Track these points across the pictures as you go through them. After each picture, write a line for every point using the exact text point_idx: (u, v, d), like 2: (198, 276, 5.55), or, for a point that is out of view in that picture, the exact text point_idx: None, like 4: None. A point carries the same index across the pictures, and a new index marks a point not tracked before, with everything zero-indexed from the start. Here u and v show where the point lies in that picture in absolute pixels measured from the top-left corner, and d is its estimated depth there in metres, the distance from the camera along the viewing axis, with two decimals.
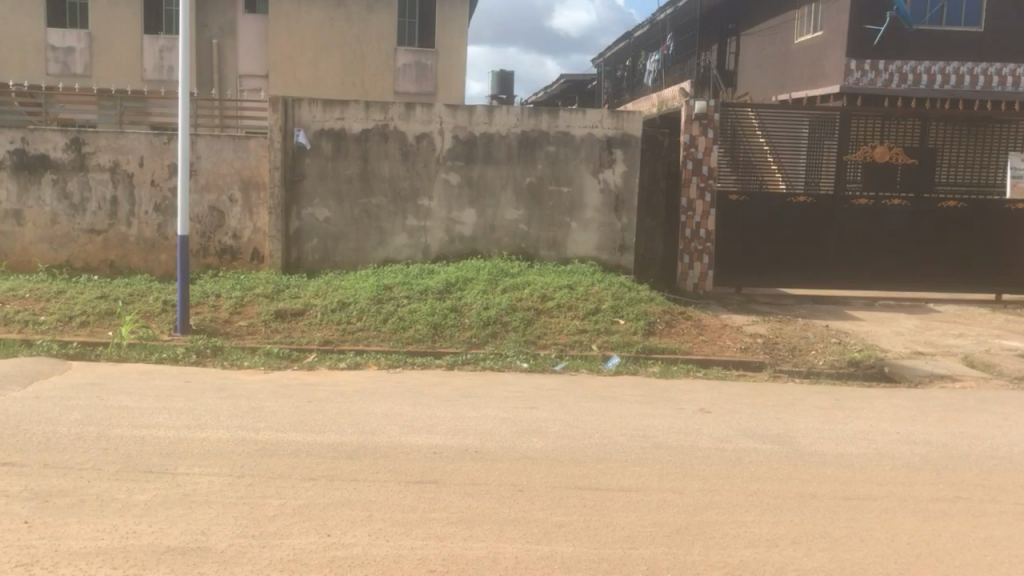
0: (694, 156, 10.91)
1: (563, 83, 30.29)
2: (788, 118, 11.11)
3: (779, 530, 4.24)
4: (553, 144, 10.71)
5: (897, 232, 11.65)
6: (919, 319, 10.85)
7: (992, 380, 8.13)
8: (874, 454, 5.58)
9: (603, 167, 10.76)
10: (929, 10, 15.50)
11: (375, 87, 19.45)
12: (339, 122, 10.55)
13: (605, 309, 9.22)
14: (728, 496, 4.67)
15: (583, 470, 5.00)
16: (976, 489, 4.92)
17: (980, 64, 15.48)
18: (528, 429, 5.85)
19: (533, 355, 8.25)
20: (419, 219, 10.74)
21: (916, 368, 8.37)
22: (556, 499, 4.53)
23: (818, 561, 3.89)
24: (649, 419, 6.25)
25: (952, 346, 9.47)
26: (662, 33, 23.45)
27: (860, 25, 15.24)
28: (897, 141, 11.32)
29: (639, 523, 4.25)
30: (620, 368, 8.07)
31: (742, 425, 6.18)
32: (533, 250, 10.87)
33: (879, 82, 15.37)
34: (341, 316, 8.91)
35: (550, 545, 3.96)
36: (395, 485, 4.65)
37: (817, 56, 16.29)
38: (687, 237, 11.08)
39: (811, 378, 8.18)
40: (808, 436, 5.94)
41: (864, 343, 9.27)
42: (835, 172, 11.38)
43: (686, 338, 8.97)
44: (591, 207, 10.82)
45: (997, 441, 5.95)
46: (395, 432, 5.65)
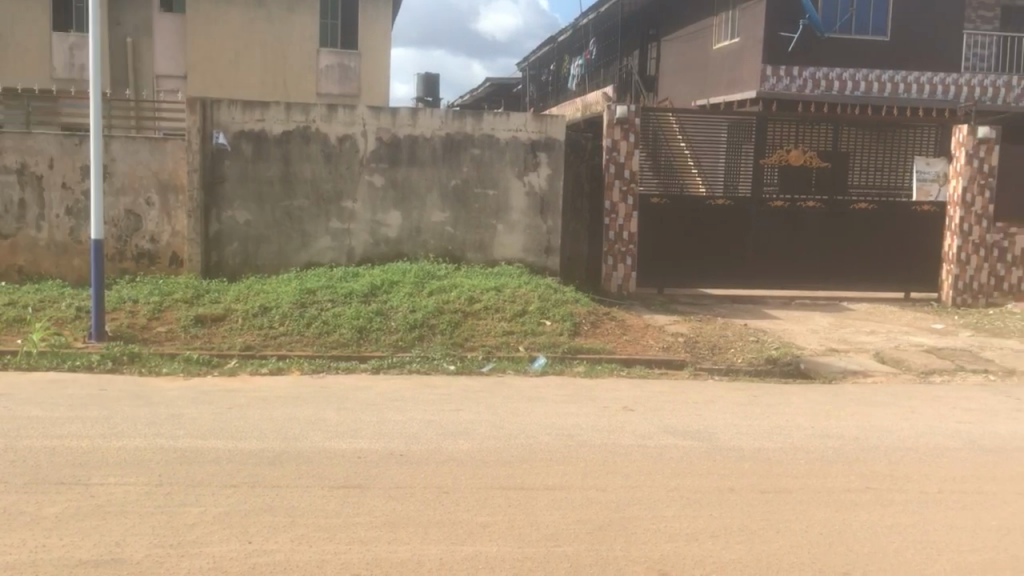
0: (617, 160, 11.11)
1: (489, 86, 30.25)
2: (708, 122, 11.33)
3: (700, 523, 4.35)
4: (477, 146, 10.74)
5: (812, 233, 12.05)
6: (833, 318, 11.24)
7: (900, 375, 8.50)
8: (790, 447, 5.76)
9: (527, 169, 10.83)
10: (839, 18, 16.04)
11: (298, 89, 19.18)
12: (260, 123, 10.38)
13: (531, 310, 9.28)
14: (650, 492, 4.76)
15: (508, 471, 5.04)
16: (883, 479, 5.13)
17: (886, 72, 16.12)
18: (453, 431, 5.86)
19: (460, 358, 8.25)
20: (342, 222, 10.64)
21: (829, 365, 8.69)
22: (481, 500, 4.56)
23: (735, 553, 4.01)
24: (574, 418, 6.34)
25: (864, 343, 9.84)
26: (584, 38, 23.72)
27: (775, 33, 15.69)
28: (810, 145, 11.77)
29: (563, 521, 4.31)
30: (546, 369, 8.15)
31: (663, 422, 6.32)
32: (459, 253, 10.86)
33: (794, 88, 15.86)
34: (263, 321, 8.77)
35: (474, 545, 3.99)
36: (318, 490, 4.61)
37: (735, 63, 16.69)
38: (612, 239, 11.27)
39: (731, 375, 8.40)
40: (727, 432, 6.10)
41: (781, 341, 9.55)
42: (753, 175, 11.71)
43: (611, 338, 9.10)
44: (517, 209, 10.88)
45: (904, 433, 6.22)
46: (318, 437, 5.60)
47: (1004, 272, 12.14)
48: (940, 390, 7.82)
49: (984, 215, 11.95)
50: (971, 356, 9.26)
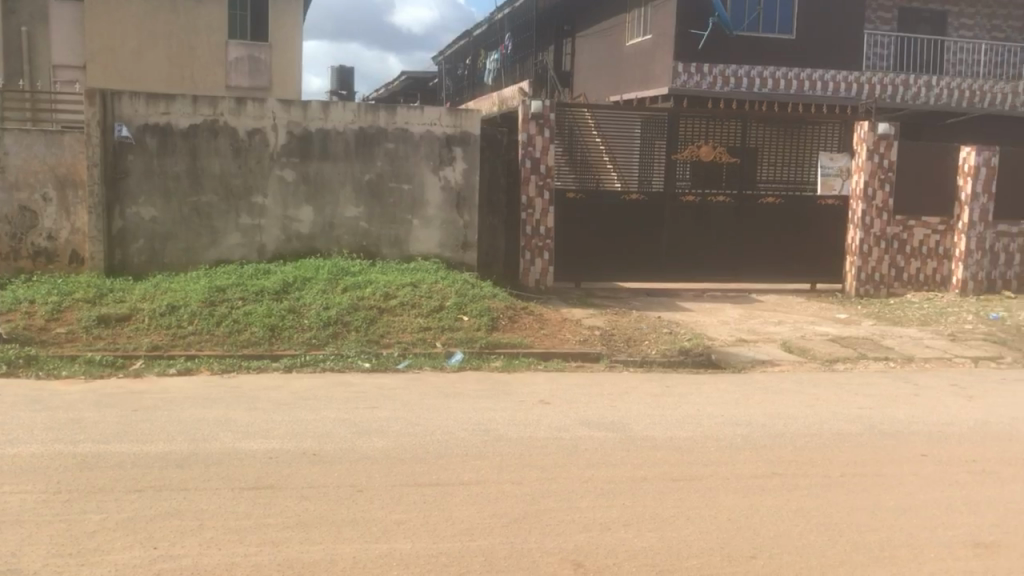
0: (532, 155, 11.22)
1: (405, 80, 29.99)
2: (621, 118, 11.57)
3: (613, 513, 4.41)
4: (391, 140, 10.64)
5: (723, 227, 12.34)
6: (743, 309, 11.55)
7: (806, 363, 8.79)
8: (701, 436, 5.89)
9: (442, 164, 10.79)
10: (746, 17, 16.48)
11: (205, 81, 18.81)
12: (165, 116, 10.07)
13: (448, 306, 9.25)
14: (565, 484, 4.81)
15: (424, 467, 5.02)
16: (788, 465, 5.30)
17: (791, 70, 16.62)
18: (368, 429, 5.79)
19: (375, 355, 8.17)
20: (253, 217, 10.41)
21: (739, 355, 8.93)
22: (396, 497, 4.53)
23: (647, 541, 4.08)
24: (490, 413, 6.34)
25: (772, 333, 10.14)
26: (500, 33, 23.74)
27: (686, 30, 16.02)
28: (720, 140, 12.01)
29: (478, 515, 4.31)
30: (463, 364, 8.14)
31: (578, 414, 6.39)
32: (374, 249, 10.74)
33: (704, 85, 16.19)
34: (170, 320, 8.50)
35: (388, 543, 3.95)
36: (228, 492, 4.50)
37: (647, 60, 16.96)
38: (529, 233, 11.40)
39: (645, 366, 8.54)
40: (640, 422, 6.20)
41: (693, 332, 9.77)
42: (666, 171, 11.90)
43: (528, 332, 9.14)
44: (432, 204, 10.82)
45: (808, 419, 6.44)
46: (228, 438, 5.47)
47: (903, 263, 12.68)
48: (843, 378, 8.13)
49: (884, 208, 12.45)
50: (872, 344, 9.64)
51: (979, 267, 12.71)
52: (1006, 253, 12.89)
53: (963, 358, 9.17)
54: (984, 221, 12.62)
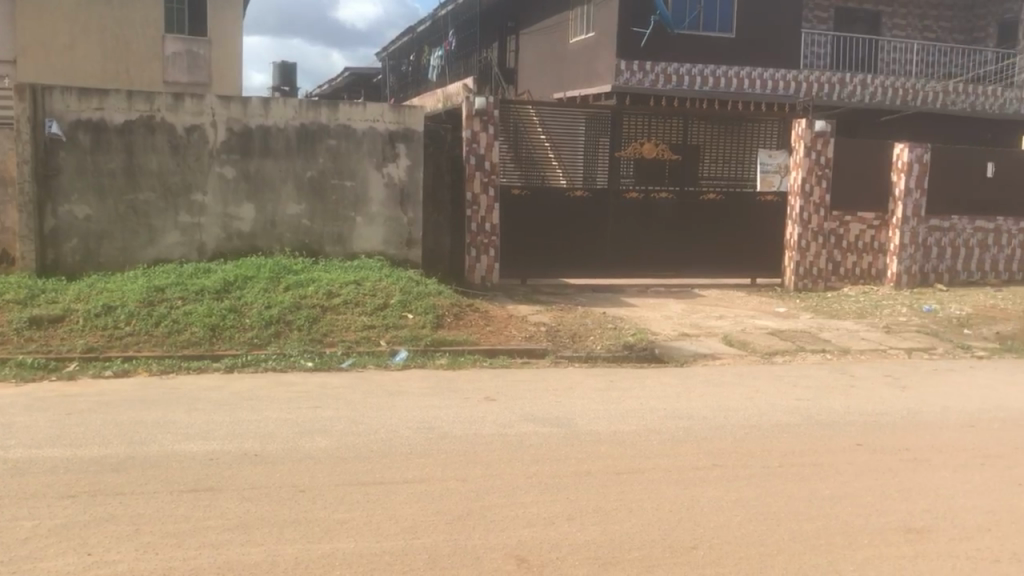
0: (477, 152, 11.25)
1: (348, 76, 29.71)
2: (565, 114, 11.63)
3: (557, 507, 4.44)
4: (333, 137, 10.54)
5: (667, 223, 12.49)
6: (686, 304, 11.71)
7: (746, 356, 8.95)
8: (643, 429, 5.96)
9: (386, 160, 10.72)
10: (687, 16, 16.70)
11: (140, 77, 18.51)
12: (98, 112, 9.83)
13: (393, 304, 9.20)
14: (509, 480, 4.83)
15: (367, 466, 4.99)
16: (728, 456, 5.39)
17: (732, 68, 16.89)
18: (311, 429, 5.73)
19: (318, 354, 8.10)
20: (192, 215, 10.21)
21: (681, 349, 9.06)
22: (339, 497, 4.49)
23: (590, 534, 4.12)
24: (434, 410, 6.33)
25: (714, 327, 10.30)
26: (443, 29, 23.67)
27: (628, 28, 16.17)
28: (662, 138, 12.20)
29: (421, 513, 4.31)
30: (408, 362, 8.11)
31: (523, 410, 6.42)
32: (317, 247, 10.63)
33: (647, 82, 16.36)
34: (106, 321, 8.31)
35: (331, 543, 3.93)
36: (166, 495, 4.42)
37: (590, 57, 17.08)
38: (474, 230, 11.42)
39: (589, 362, 8.61)
40: (584, 417, 6.25)
41: (637, 327, 9.87)
42: (610, 167, 12.00)
43: (473, 329, 9.15)
44: (376, 201, 10.75)
45: (747, 411, 6.56)
46: (167, 441, 5.37)
47: (840, 257, 12.99)
48: (782, 370, 8.30)
49: (821, 204, 12.74)
50: (810, 337, 9.86)
51: (913, 260, 13.07)
52: (938, 247, 13.28)
53: (897, 349, 9.42)
54: (917, 216, 12.97)
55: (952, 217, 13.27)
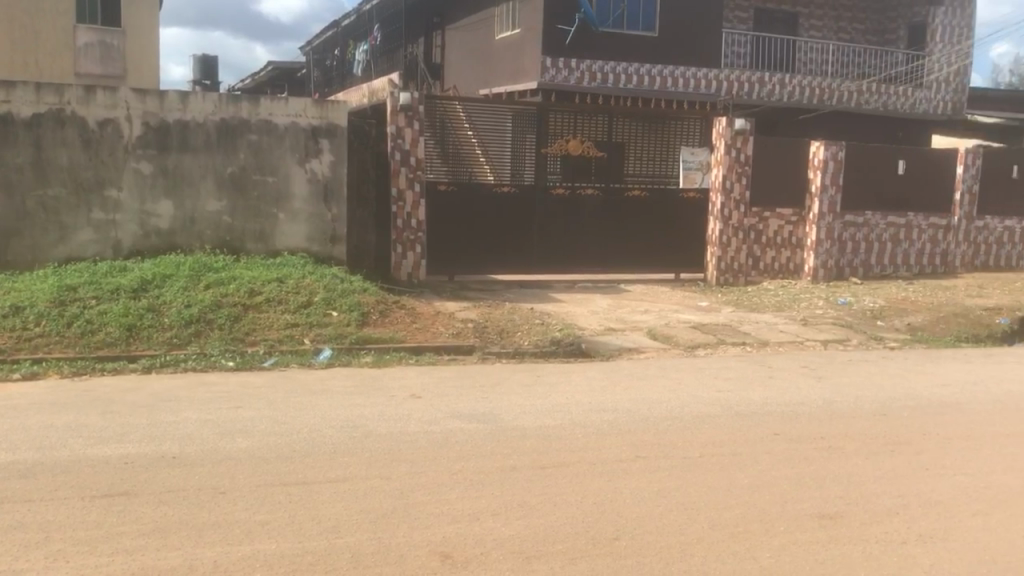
0: (402, 147, 11.14)
1: (271, 70, 29.14)
2: (492, 110, 11.68)
3: (482, 503, 4.45)
4: (254, 132, 10.34)
5: (593, 219, 12.59)
6: (612, 299, 11.85)
7: (670, 350, 9.12)
8: (569, 423, 6.02)
9: (309, 156, 10.56)
10: (611, 14, 16.86)
11: (51, 68, 18.56)
12: (4, 105, 9.45)
13: (316, 301, 9.08)
14: (434, 476, 4.82)
15: (290, 466, 4.91)
16: (651, 448, 5.48)
17: (655, 66, 17.14)
18: (231, 429, 5.62)
19: (240, 353, 7.94)
20: (106, 212, 9.90)
21: (607, 344, 9.17)
22: (260, 497, 4.42)
23: (514, 529, 4.14)
24: (359, 409, 6.27)
25: (639, 321, 10.45)
26: (368, 24, 23.42)
27: (553, 25, 16.26)
28: (587, 135, 12.26)
29: (345, 512, 4.26)
30: (332, 361, 8.01)
31: (449, 407, 6.40)
32: (239, 244, 10.41)
33: (572, 80, 16.50)
34: (15, 321, 7.99)
35: (252, 545, 3.86)
36: (78, 501, 4.27)
37: (515, 54, 17.14)
38: (400, 227, 11.31)
39: (517, 357, 8.65)
40: (510, 412, 6.27)
41: (564, 323, 9.95)
42: (536, 164, 12.11)
43: (399, 326, 9.08)
44: (299, 197, 10.58)
45: (670, 403, 6.69)
46: (80, 445, 5.20)
47: (760, 253, 13.33)
48: (704, 363, 8.48)
49: (742, 201, 13.00)
50: (731, 330, 10.09)
51: (829, 255, 13.48)
52: (853, 242, 13.73)
53: (814, 341, 9.72)
54: (832, 212, 13.38)
55: (866, 213, 13.74)
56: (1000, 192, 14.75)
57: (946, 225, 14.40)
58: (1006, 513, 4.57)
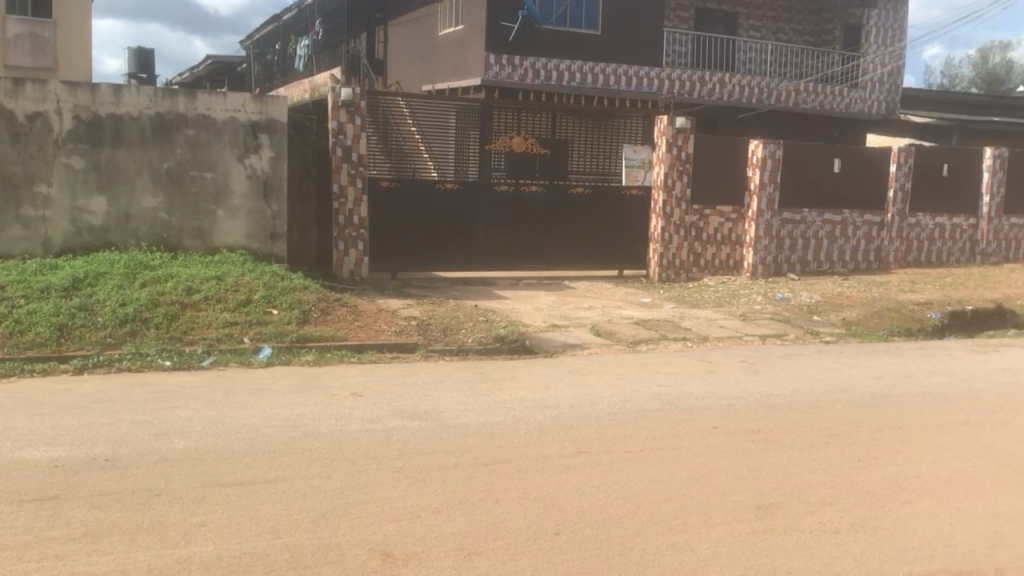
0: (343, 143, 11.05)
1: (210, 63, 28.57)
2: (436, 107, 11.62)
3: (423, 501, 4.44)
4: (191, 127, 10.14)
5: (536, 216, 12.64)
6: (556, 296, 11.90)
7: (612, 345, 9.20)
8: (511, 420, 6.03)
9: (248, 152, 10.38)
10: (554, 11, 16.93)
11: None
12: None
13: (257, 300, 8.94)
14: (374, 475, 4.78)
15: (228, 467, 4.83)
16: (593, 443, 5.52)
17: (598, 64, 17.26)
18: (167, 431, 5.50)
19: (177, 352, 7.78)
20: (36, 208, 9.62)
21: (550, 340, 9.21)
22: (196, 499, 4.34)
23: (456, 526, 4.13)
24: (300, 408, 6.18)
25: (582, 318, 10.53)
26: (310, 18, 23.11)
27: (496, 22, 16.25)
28: (531, 132, 12.41)
29: (284, 512, 4.21)
30: (272, 360, 7.90)
31: (391, 405, 6.36)
32: (176, 241, 10.19)
33: (516, 76, 16.51)
34: None
35: (187, 547, 3.78)
36: (4, 507, 4.14)
37: (459, 50, 17.09)
38: (342, 223, 11.21)
39: (460, 355, 8.63)
40: (452, 410, 6.26)
41: (508, 320, 9.96)
42: (480, 160, 12.10)
43: (342, 324, 8.99)
44: (238, 193, 10.39)
45: (612, 398, 6.75)
46: (8, 448, 5.04)
47: (700, 250, 13.52)
48: (646, 358, 8.58)
49: (683, 198, 13.18)
50: (672, 326, 10.22)
51: (767, 252, 13.75)
52: (790, 239, 14.02)
53: (752, 336, 9.91)
54: (770, 209, 13.65)
55: (803, 211, 14.04)
56: (932, 190, 15.19)
57: (879, 222, 14.78)
58: (935, 501, 4.72)
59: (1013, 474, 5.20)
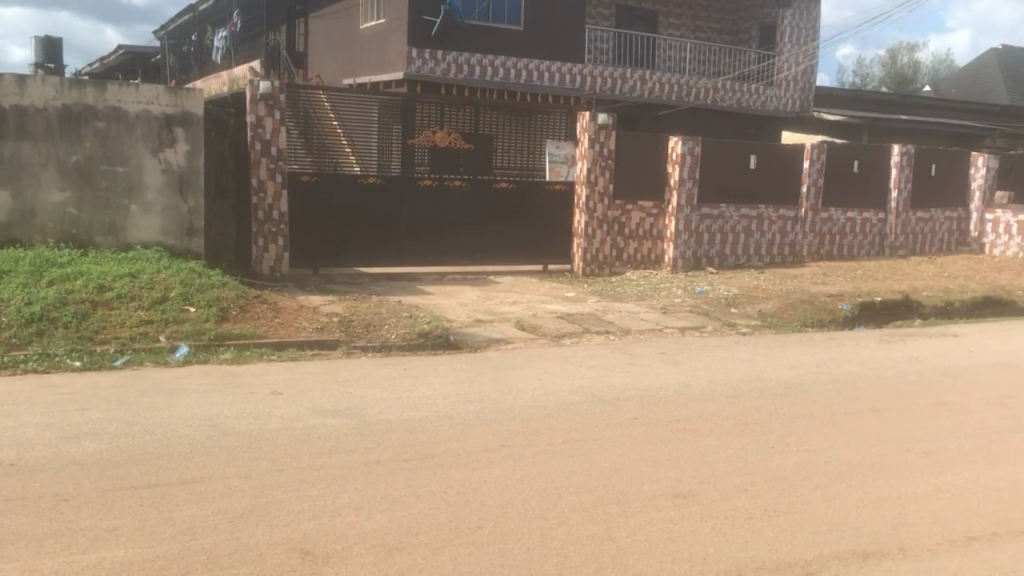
0: (262, 137, 10.84)
1: (122, 53, 27.63)
2: (358, 101, 11.55)
3: (345, 498, 4.40)
4: (101, 119, 9.81)
5: (460, 211, 12.61)
6: (480, 291, 11.92)
7: (536, 340, 9.26)
8: (435, 415, 6.02)
9: (162, 145, 10.07)
10: (477, 6, 16.94)
11: None
12: None
13: (173, 297, 8.72)
14: (294, 474, 4.72)
15: (141, 469, 4.70)
16: (515, 437, 5.55)
17: (521, 60, 17.33)
18: (77, 433, 5.32)
19: (88, 352, 7.53)
20: None
21: (474, 335, 9.22)
22: (107, 503, 4.21)
23: (377, 523, 4.11)
24: (218, 407, 6.06)
25: (507, 312, 10.57)
26: (227, 9, 22.59)
27: (419, 16, 16.17)
28: (455, 126, 12.29)
29: (200, 513, 4.12)
30: (189, 359, 7.72)
31: (312, 403, 6.28)
32: (86, 237, 9.85)
33: (438, 71, 16.45)
34: None
35: (98, 552, 3.68)
36: None
37: (381, 44, 16.95)
38: (261, 219, 11.01)
39: (383, 351, 8.58)
40: (374, 407, 6.22)
41: (432, 315, 9.93)
42: (403, 155, 12.01)
43: (262, 322, 8.82)
44: (152, 188, 10.08)
45: (535, 392, 6.80)
46: None
47: (623, 244, 13.71)
48: (569, 352, 8.66)
49: (605, 194, 13.35)
50: (595, 319, 10.34)
51: (687, 246, 14.03)
52: (709, 233, 14.32)
53: (672, 328, 10.11)
54: (690, 204, 13.93)
55: (721, 206, 14.37)
56: (843, 185, 15.72)
57: (793, 217, 15.23)
58: (844, 485, 4.90)
59: (916, 458, 5.43)
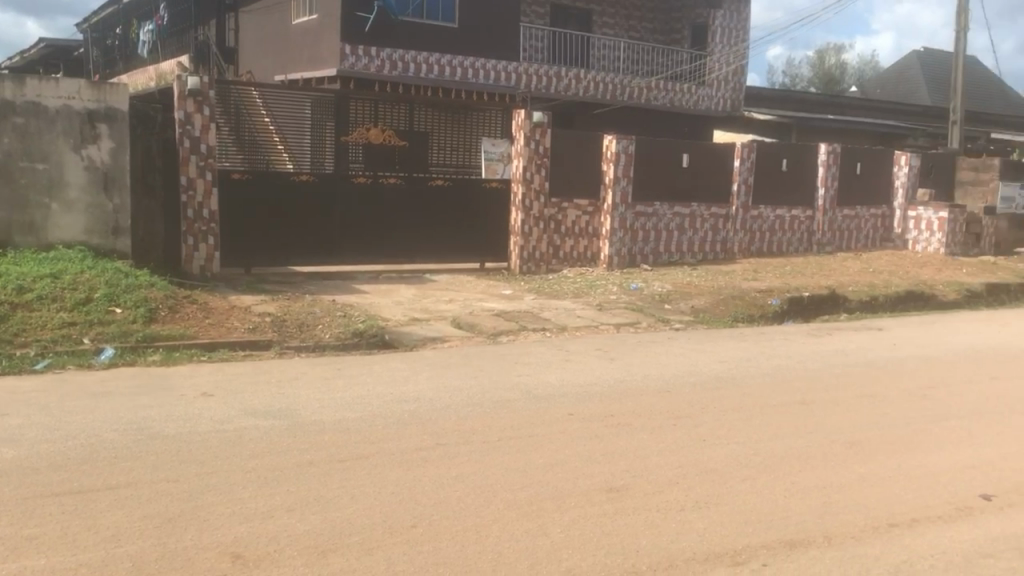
0: (190, 134, 10.64)
1: (43, 46, 26.71)
2: (290, 98, 11.38)
3: (276, 500, 4.34)
4: (19, 114, 9.50)
5: (395, 209, 12.52)
6: (416, 289, 11.86)
7: (472, 338, 9.25)
8: (369, 415, 5.97)
9: (85, 142, 9.80)
10: (411, 3, 16.84)
11: None
12: None
13: (97, 298, 8.48)
14: (225, 476, 4.63)
15: (64, 475, 4.56)
16: (450, 435, 5.54)
17: (456, 57, 17.29)
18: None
19: (7, 356, 7.27)
20: None
21: (410, 334, 9.17)
22: (27, 511, 4.08)
23: (310, 524, 4.07)
24: (145, 411, 5.90)
25: (443, 310, 10.54)
26: (154, 3, 22.03)
27: (352, 12, 16.01)
28: (389, 122, 12.27)
29: (126, 519, 4.02)
30: (115, 361, 7.52)
31: (243, 404, 6.17)
32: (4, 236, 9.51)
33: (372, 67, 16.30)
34: None
35: (17, 561, 3.57)
36: None
37: (313, 40, 16.73)
38: (190, 217, 10.81)
39: (317, 351, 8.48)
40: (308, 407, 6.14)
41: (367, 314, 9.85)
42: (336, 153, 11.91)
43: (192, 322, 8.63)
44: (75, 186, 9.79)
45: (471, 390, 6.79)
46: None
47: (559, 242, 13.78)
48: (505, 349, 8.68)
49: (541, 191, 13.40)
50: (531, 316, 10.38)
51: (622, 243, 14.18)
52: (644, 231, 14.49)
53: (607, 325, 10.21)
54: (624, 202, 14.08)
55: (655, 204, 14.56)
56: (772, 184, 16.08)
57: (724, 215, 15.52)
58: (772, 476, 5.01)
59: (841, 448, 5.58)
